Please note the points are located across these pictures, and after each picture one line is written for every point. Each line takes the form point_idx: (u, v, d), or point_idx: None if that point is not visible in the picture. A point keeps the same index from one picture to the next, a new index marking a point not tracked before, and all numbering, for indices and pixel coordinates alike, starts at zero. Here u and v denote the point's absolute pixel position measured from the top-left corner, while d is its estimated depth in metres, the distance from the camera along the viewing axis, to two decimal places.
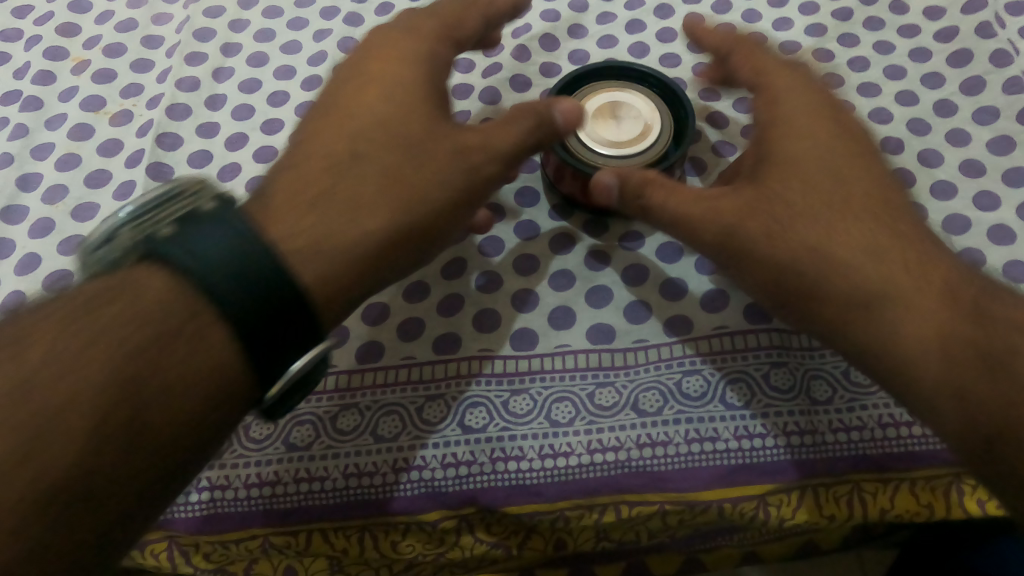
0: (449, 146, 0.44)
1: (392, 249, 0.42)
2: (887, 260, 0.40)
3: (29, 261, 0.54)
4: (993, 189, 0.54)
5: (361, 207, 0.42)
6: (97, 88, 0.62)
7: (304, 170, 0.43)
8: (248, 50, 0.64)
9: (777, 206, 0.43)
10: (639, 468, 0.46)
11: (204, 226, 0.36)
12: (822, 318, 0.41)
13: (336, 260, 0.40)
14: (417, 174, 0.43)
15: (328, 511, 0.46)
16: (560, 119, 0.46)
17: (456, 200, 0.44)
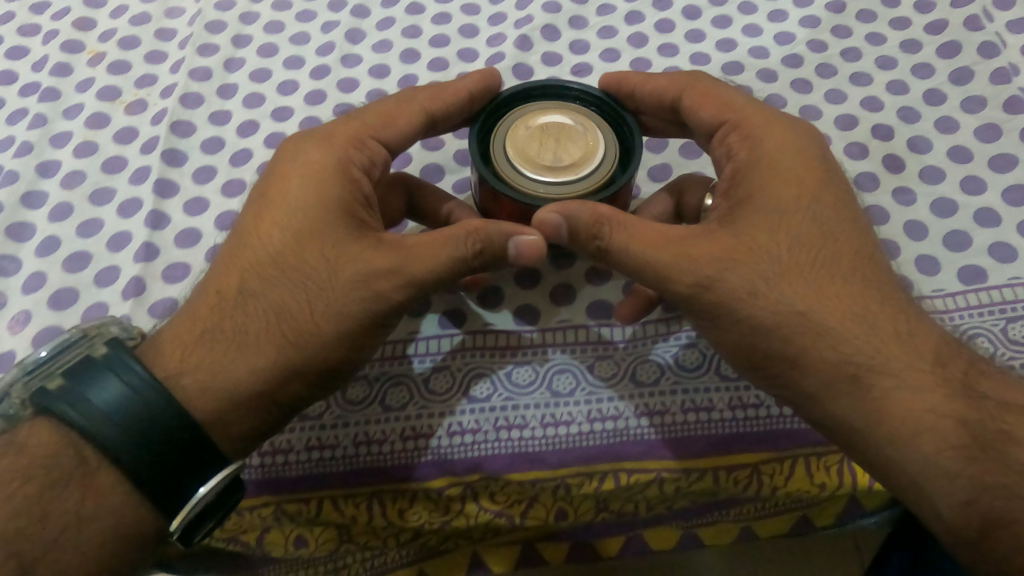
0: (374, 270, 0.44)
1: (285, 385, 0.44)
2: (849, 320, 0.42)
3: (48, 244, 0.56)
4: (979, 174, 0.55)
5: (263, 368, 0.43)
6: (113, 78, 0.64)
7: (238, 307, 0.44)
8: (259, 41, 0.66)
9: (755, 265, 0.43)
10: (637, 436, 0.48)
11: (110, 381, 0.40)
12: (793, 378, 0.43)
13: (235, 390, 0.43)
14: (321, 321, 0.44)
15: (338, 479, 0.48)
16: (515, 250, 0.45)
17: (366, 324, 0.44)
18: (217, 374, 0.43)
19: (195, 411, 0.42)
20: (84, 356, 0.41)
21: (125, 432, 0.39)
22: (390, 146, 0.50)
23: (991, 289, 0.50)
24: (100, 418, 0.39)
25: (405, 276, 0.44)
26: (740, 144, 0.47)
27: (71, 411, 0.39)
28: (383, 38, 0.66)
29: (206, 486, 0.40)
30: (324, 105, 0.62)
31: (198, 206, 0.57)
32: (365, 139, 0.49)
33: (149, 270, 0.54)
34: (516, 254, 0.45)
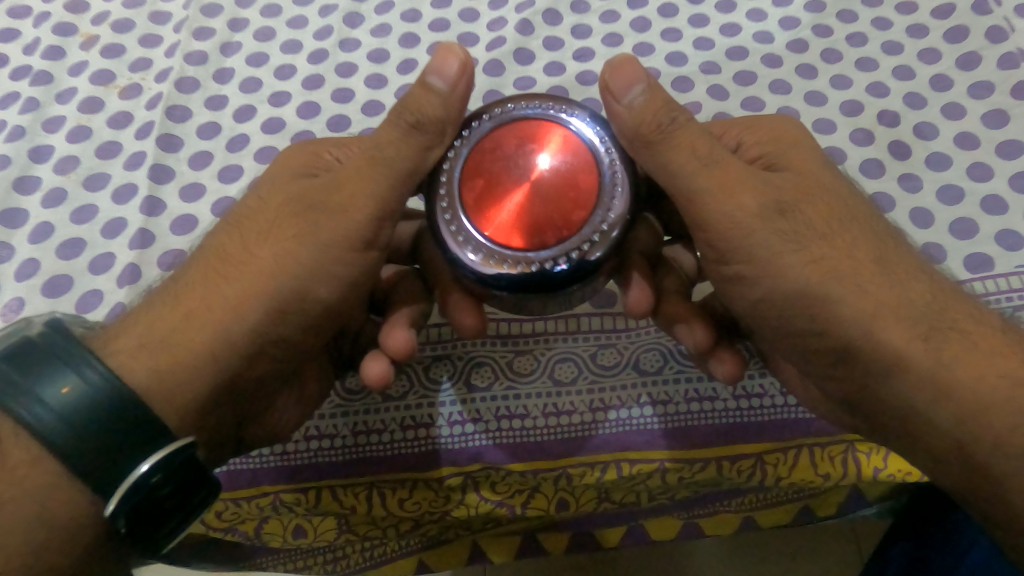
0: (322, 204, 0.41)
1: (229, 325, 0.40)
2: (897, 261, 0.40)
3: (42, 230, 0.55)
4: (987, 160, 0.55)
5: (208, 322, 0.40)
6: (107, 62, 0.63)
7: (188, 275, 0.41)
8: (255, 25, 0.65)
9: (809, 207, 0.40)
10: (640, 425, 0.47)
11: (58, 374, 0.35)
12: (838, 331, 0.39)
13: (176, 352, 0.39)
14: (264, 257, 0.41)
15: (338, 468, 0.47)
16: (437, 82, 0.40)
17: (318, 252, 0.40)
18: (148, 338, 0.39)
19: (132, 373, 0.38)
20: (23, 340, 0.36)
21: (74, 428, 0.35)
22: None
23: (995, 277, 0.50)
24: (51, 417, 0.35)
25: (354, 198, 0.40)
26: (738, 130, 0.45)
27: (14, 403, 0.35)
28: (382, 22, 0.65)
29: (150, 464, 0.36)
30: (322, 89, 0.61)
31: (194, 192, 0.56)
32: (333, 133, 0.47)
33: (144, 257, 0.53)
34: (444, 86, 0.40)
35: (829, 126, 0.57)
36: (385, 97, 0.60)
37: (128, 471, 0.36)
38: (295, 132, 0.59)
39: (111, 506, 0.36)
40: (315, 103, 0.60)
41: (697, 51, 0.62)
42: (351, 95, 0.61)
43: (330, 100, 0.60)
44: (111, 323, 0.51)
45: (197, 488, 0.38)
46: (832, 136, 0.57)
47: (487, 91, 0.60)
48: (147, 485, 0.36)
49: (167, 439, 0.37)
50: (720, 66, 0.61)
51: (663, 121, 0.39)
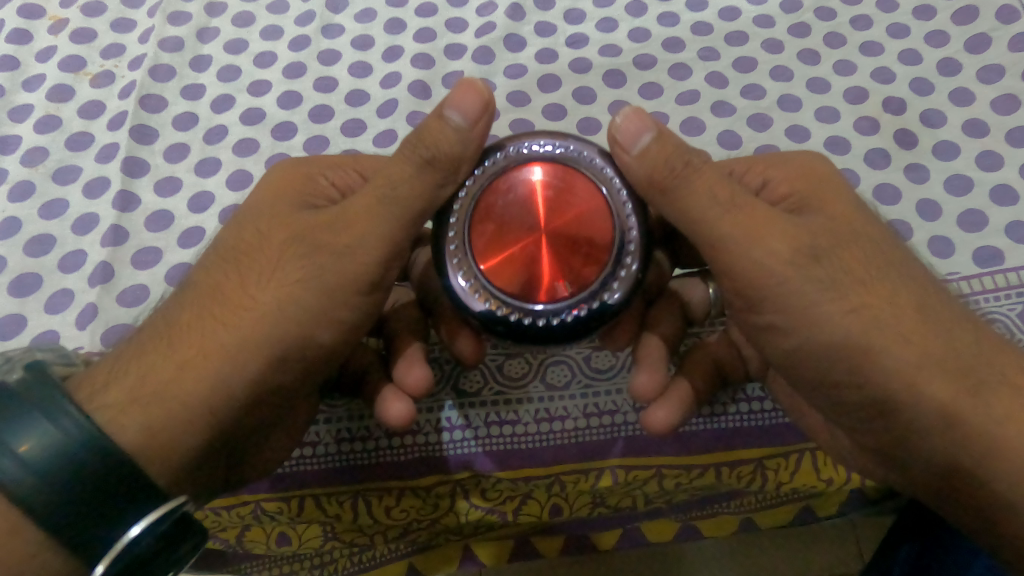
0: (322, 243, 0.37)
1: (221, 374, 0.37)
2: (936, 311, 0.37)
3: (10, 227, 0.53)
4: (996, 149, 0.53)
5: (200, 372, 0.37)
6: (77, 48, 0.60)
7: (177, 317, 0.38)
8: (233, 9, 0.62)
9: (845, 253, 0.37)
10: (637, 430, 0.45)
11: (36, 430, 0.33)
12: (877, 378, 0.36)
13: (166, 406, 0.36)
14: (262, 302, 0.37)
15: (321, 476, 0.45)
16: (451, 117, 0.35)
17: (318, 297, 0.37)
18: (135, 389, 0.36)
19: (120, 428, 0.36)
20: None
21: (49, 484, 0.32)
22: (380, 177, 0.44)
23: (1006, 272, 0.48)
24: (23, 472, 0.32)
25: (360, 236, 0.37)
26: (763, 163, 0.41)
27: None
28: (366, 6, 0.62)
29: (139, 526, 0.34)
30: (304, 77, 0.58)
31: (170, 186, 0.54)
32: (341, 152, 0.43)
33: (117, 256, 0.51)
34: (462, 121, 0.35)
35: (832, 115, 0.55)
36: (369, 85, 0.58)
37: (115, 533, 0.34)
38: (276, 122, 0.56)
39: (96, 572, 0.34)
40: (296, 92, 0.58)
41: (695, 36, 0.59)
42: (334, 84, 0.58)
43: (312, 88, 0.58)
44: (81, 324, 0.49)
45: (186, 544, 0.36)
46: (836, 126, 0.55)
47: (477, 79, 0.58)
48: (136, 547, 0.34)
49: (161, 497, 0.35)
50: (719, 52, 0.58)
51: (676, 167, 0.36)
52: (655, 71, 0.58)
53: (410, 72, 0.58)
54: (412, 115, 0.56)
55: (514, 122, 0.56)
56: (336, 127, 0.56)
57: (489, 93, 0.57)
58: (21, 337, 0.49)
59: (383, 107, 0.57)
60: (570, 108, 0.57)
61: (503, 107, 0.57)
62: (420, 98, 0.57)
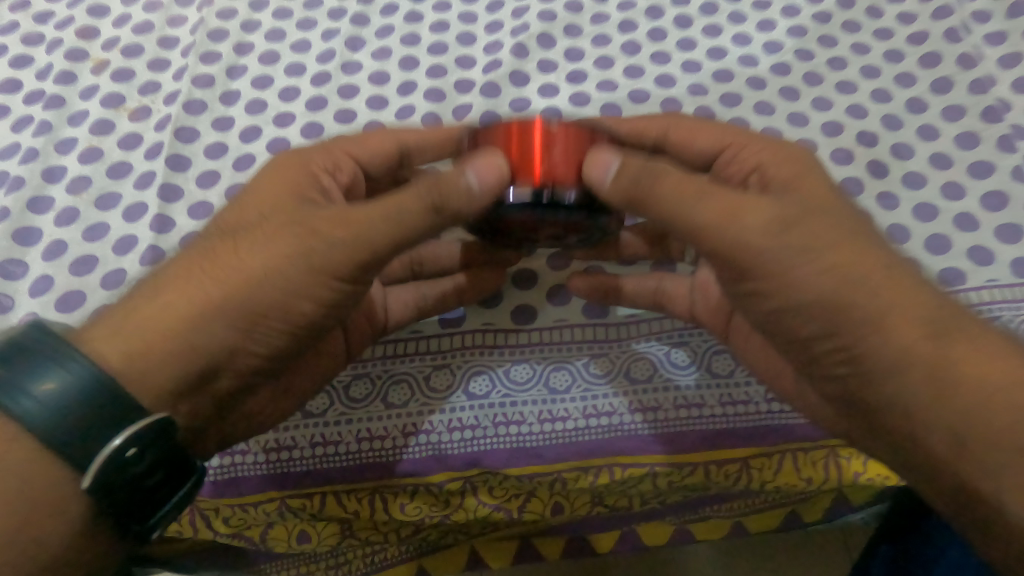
0: (308, 227, 0.42)
1: (202, 329, 0.42)
2: (915, 277, 0.42)
3: (55, 248, 0.57)
4: (959, 180, 0.57)
5: (179, 326, 0.42)
6: (117, 86, 0.65)
7: (167, 283, 0.43)
8: (260, 49, 0.67)
9: (818, 223, 0.42)
10: (632, 430, 0.49)
11: (42, 369, 0.37)
12: (850, 337, 0.41)
13: (154, 350, 0.41)
14: (249, 266, 0.42)
15: (342, 474, 0.49)
16: (474, 179, 0.42)
17: (299, 271, 0.42)
18: (125, 333, 0.41)
19: (104, 359, 0.40)
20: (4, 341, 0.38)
21: (60, 420, 0.37)
22: (364, 163, 0.52)
23: (969, 291, 0.52)
24: (37, 407, 0.37)
25: (344, 226, 0.42)
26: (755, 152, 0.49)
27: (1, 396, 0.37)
28: (382, 46, 0.67)
29: (124, 437, 0.38)
30: (326, 110, 0.63)
31: (202, 210, 0.58)
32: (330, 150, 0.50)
33: (155, 273, 0.55)
34: (475, 184, 0.42)
35: (810, 146, 0.60)
36: (386, 117, 0.63)
37: (105, 445, 0.38)
38: (300, 151, 0.61)
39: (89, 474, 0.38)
40: (318, 124, 0.63)
41: (685, 74, 0.65)
42: (353, 116, 0.63)
43: (333, 120, 0.63)
44: None
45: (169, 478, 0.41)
46: (813, 156, 0.59)
47: (484, 112, 0.63)
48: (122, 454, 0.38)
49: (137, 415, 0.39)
50: (707, 88, 0.64)
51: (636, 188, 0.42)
52: (648, 105, 0.63)
53: (423, 105, 0.64)
54: None
55: None
56: None
57: (495, 125, 0.62)
58: None
59: None
60: None
61: None
62: (432, 128, 0.62)
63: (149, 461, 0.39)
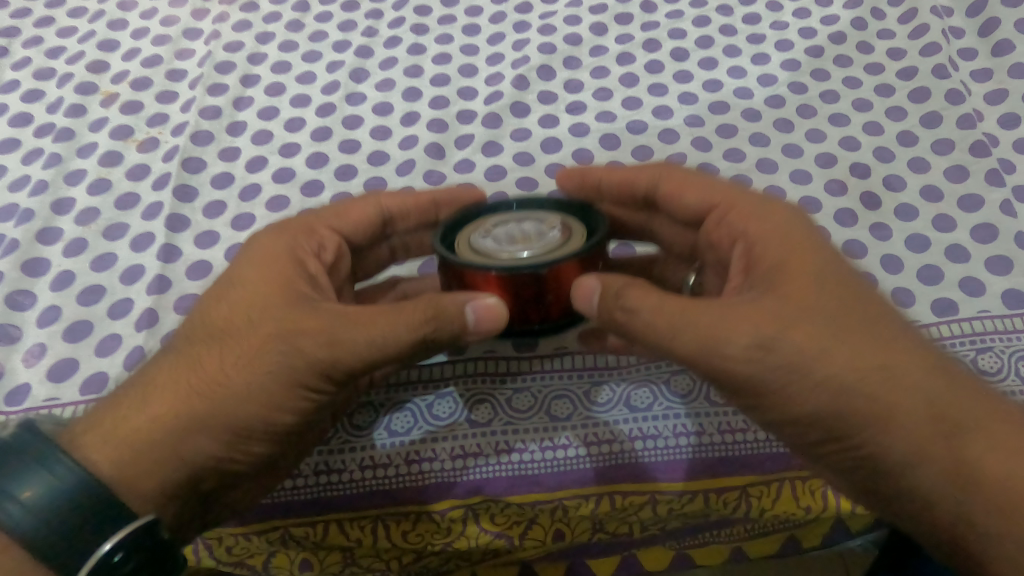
0: (293, 344, 0.43)
1: (192, 440, 0.43)
2: (909, 372, 0.41)
3: (63, 278, 0.58)
4: (949, 213, 0.58)
5: (169, 433, 0.43)
6: (126, 118, 0.67)
7: (163, 385, 0.44)
8: (266, 81, 0.69)
9: (802, 332, 0.41)
10: (631, 458, 0.50)
11: (28, 473, 0.38)
12: (855, 439, 0.41)
13: (147, 455, 0.43)
14: (235, 381, 0.43)
15: (345, 502, 0.50)
16: (472, 315, 0.43)
17: (283, 386, 0.43)
18: (118, 439, 0.42)
19: (100, 470, 0.42)
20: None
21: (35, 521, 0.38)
22: (346, 237, 0.53)
23: (962, 321, 0.52)
24: (19, 512, 0.38)
25: (327, 343, 0.43)
26: (745, 213, 0.47)
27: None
28: (386, 77, 0.69)
29: (112, 543, 0.39)
30: (330, 141, 0.65)
31: (208, 240, 0.59)
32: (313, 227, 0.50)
33: (161, 302, 0.56)
34: (472, 319, 0.43)
35: (805, 176, 0.61)
36: (389, 147, 0.64)
37: (93, 552, 0.39)
38: (304, 180, 0.62)
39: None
40: (323, 154, 0.64)
41: (681, 105, 0.66)
42: (357, 146, 0.64)
43: (337, 150, 0.64)
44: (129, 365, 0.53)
45: (163, 567, 0.41)
46: (808, 186, 0.60)
47: (485, 142, 0.64)
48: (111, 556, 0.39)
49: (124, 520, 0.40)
50: (703, 119, 0.65)
51: (617, 313, 0.43)
52: (646, 135, 0.64)
53: (426, 135, 0.65)
54: (428, 173, 0.62)
55: (520, 180, 0.62)
56: (359, 185, 0.62)
57: (496, 154, 0.63)
58: (73, 378, 0.52)
59: (401, 167, 0.63)
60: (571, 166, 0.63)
61: (509, 167, 0.63)
62: (435, 158, 0.63)
63: (135, 564, 0.40)
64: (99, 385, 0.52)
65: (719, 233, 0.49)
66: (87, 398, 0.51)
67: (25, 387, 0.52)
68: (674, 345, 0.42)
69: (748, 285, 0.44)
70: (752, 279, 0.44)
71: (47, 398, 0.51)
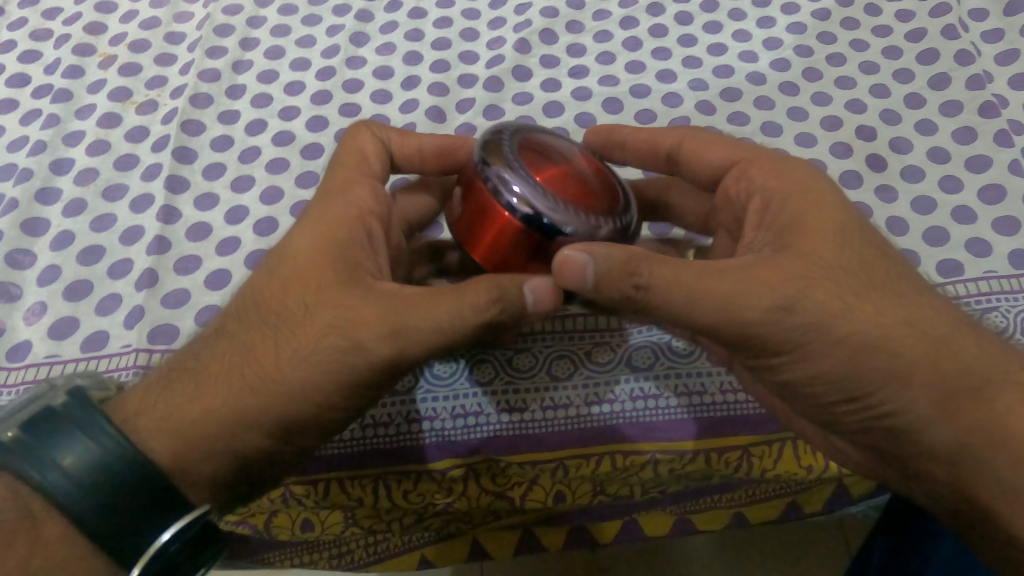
0: (353, 340, 0.41)
1: (245, 434, 0.42)
2: (925, 324, 0.41)
3: (63, 238, 0.58)
4: (957, 174, 0.57)
5: (222, 425, 0.42)
6: (124, 80, 0.66)
7: (218, 371, 0.42)
8: (265, 45, 0.68)
9: (820, 290, 0.40)
10: (635, 418, 0.50)
11: (80, 446, 0.38)
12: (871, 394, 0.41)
13: (201, 445, 0.41)
14: (290, 377, 0.41)
15: (346, 460, 0.50)
16: (531, 297, 0.42)
17: (338, 385, 0.42)
18: (174, 427, 0.41)
19: (157, 457, 0.41)
20: (46, 409, 0.39)
21: (94, 496, 0.38)
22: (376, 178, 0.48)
23: (966, 282, 0.52)
24: (66, 484, 0.37)
25: (390, 327, 0.41)
26: (765, 168, 0.46)
27: (33, 469, 0.37)
28: (386, 41, 0.68)
29: (172, 533, 0.39)
30: (330, 104, 0.64)
31: (208, 201, 0.59)
32: (357, 183, 0.47)
33: (161, 262, 0.56)
34: (532, 301, 0.42)
35: (810, 140, 0.60)
36: (390, 111, 0.64)
37: (154, 540, 0.39)
38: (304, 144, 0.62)
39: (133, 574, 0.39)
40: (323, 117, 0.63)
41: (685, 69, 0.65)
42: (357, 109, 0.64)
43: (337, 114, 0.64)
44: (130, 324, 0.53)
45: (209, 550, 0.42)
46: (813, 149, 0.60)
47: (487, 106, 0.64)
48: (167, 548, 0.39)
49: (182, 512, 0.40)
50: (707, 83, 0.64)
51: (630, 292, 0.40)
52: (650, 99, 0.64)
53: (427, 99, 0.64)
54: None
55: None
56: None
57: (497, 118, 0.63)
58: (74, 336, 0.53)
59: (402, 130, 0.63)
60: (574, 130, 0.62)
61: None
62: (436, 122, 0.63)
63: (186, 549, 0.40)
64: (99, 343, 0.53)
65: (738, 188, 0.47)
66: (88, 355, 0.52)
67: (26, 344, 0.53)
68: (693, 314, 0.40)
69: (761, 241, 0.44)
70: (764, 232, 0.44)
71: (47, 355, 0.52)
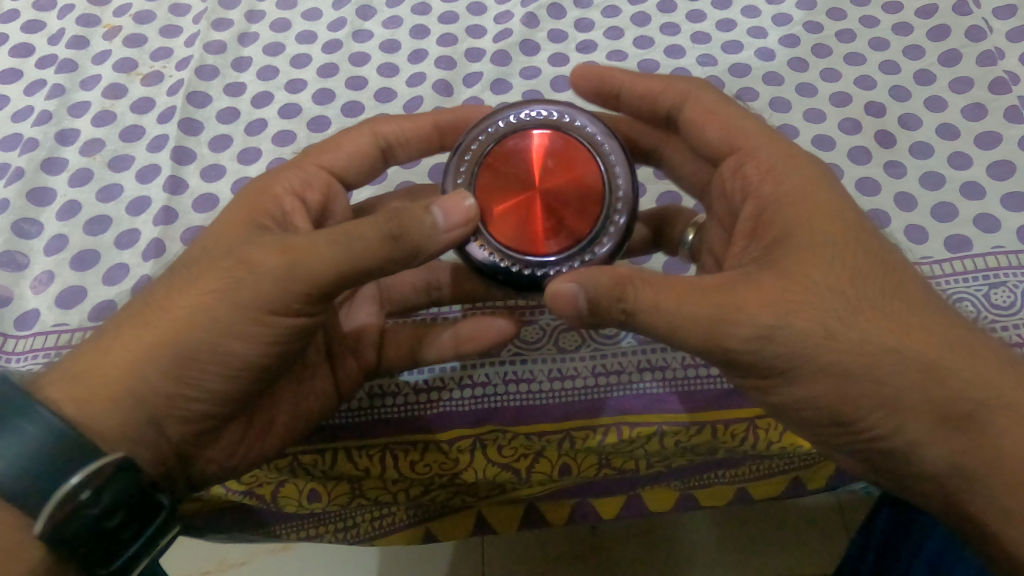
0: (243, 257, 0.41)
1: (146, 378, 0.41)
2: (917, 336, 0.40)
3: (69, 208, 0.58)
4: (966, 150, 0.57)
5: (149, 368, 0.41)
6: (130, 51, 0.66)
7: (117, 332, 0.42)
8: (272, 17, 0.67)
9: (805, 313, 0.40)
10: (642, 390, 0.50)
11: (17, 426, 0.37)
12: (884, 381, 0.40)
13: (96, 392, 0.40)
14: (182, 308, 0.41)
15: (354, 429, 0.50)
16: (438, 213, 0.41)
17: (233, 307, 0.41)
18: (89, 389, 0.40)
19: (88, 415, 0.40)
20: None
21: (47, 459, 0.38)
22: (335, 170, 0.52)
23: (975, 257, 0.52)
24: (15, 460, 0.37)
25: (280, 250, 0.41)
26: (765, 168, 0.45)
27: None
28: (393, 15, 0.67)
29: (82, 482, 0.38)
30: (336, 77, 0.64)
31: (215, 173, 0.59)
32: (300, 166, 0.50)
33: (168, 233, 0.56)
34: (442, 220, 0.41)
35: (819, 115, 0.60)
36: (397, 85, 0.63)
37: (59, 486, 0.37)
38: (310, 116, 0.62)
39: (44, 524, 0.37)
40: (329, 90, 0.63)
41: (694, 45, 0.65)
42: (364, 83, 0.63)
43: (344, 87, 0.63)
44: (137, 294, 0.53)
45: (138, 517, 0.40)
46: (821, 125, 0.60)
47: (494, 80, 0.63)
48: (78, 498, 0.38)
49: (97, 460, 0.38)
50: (716, 59, 0.64)
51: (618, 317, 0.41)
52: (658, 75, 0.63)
53: (434, 73, 0.64)
54: (436, 110, 0.62)
55: None
56: (366, 122, 0.61)
57: (505, 93, 0.63)
58: (81, 305, 0.53)
59: (409, 104, 0.62)
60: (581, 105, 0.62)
61: None
62: (443, 96, 0.63)
63: (107, 502, 0.38)
64: (106, 312, 0.53)
65: (734, 180, 0.47)
66: (94, 323, 0.52)
67: (34, 313, 0.53)
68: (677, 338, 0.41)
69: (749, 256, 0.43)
70: (756, 244, 0.43)
71: (55, 324, 0.52)
